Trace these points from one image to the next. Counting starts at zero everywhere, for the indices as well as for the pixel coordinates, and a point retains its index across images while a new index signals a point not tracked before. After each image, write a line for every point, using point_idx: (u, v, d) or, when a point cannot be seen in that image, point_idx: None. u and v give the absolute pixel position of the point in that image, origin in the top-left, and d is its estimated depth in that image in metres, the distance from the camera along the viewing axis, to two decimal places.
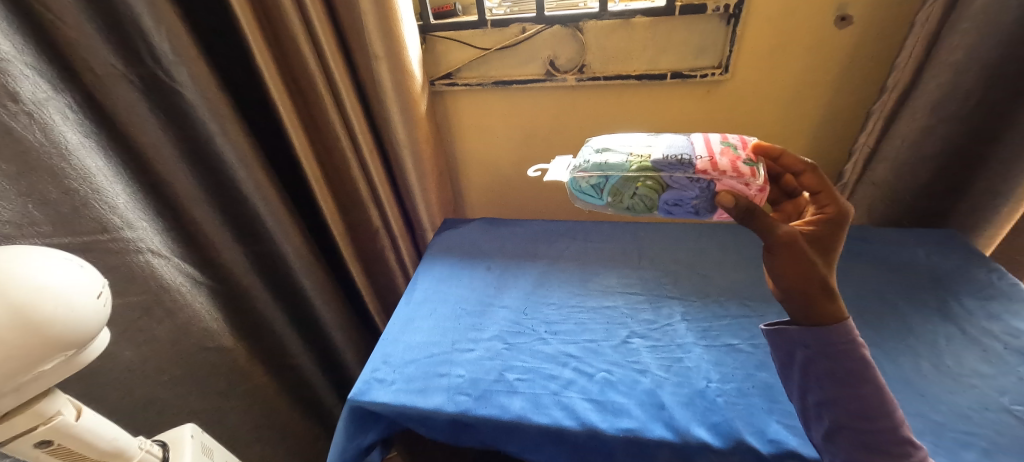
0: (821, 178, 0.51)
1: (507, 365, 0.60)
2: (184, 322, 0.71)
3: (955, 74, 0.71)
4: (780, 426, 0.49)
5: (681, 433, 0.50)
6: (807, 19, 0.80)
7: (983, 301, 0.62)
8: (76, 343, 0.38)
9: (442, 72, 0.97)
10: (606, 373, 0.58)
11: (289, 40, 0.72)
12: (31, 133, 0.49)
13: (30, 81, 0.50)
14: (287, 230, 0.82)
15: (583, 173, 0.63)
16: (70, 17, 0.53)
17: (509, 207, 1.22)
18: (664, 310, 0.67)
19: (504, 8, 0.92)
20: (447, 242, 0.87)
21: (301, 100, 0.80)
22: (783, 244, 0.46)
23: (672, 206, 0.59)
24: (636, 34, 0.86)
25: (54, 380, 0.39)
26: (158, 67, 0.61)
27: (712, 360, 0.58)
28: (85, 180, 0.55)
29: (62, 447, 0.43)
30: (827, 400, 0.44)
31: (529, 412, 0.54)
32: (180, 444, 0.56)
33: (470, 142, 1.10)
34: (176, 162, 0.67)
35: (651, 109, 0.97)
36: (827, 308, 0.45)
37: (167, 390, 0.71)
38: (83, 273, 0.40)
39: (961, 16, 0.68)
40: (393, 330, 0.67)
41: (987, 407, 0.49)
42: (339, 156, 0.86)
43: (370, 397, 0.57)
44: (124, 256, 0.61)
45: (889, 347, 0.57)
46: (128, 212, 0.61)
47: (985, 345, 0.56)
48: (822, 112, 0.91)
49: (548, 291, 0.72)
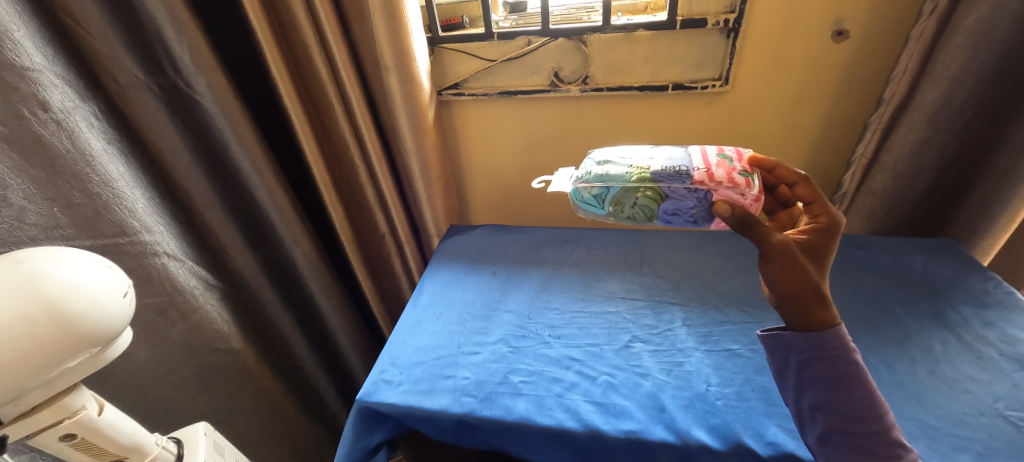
0: (814, 189, 0.54)
1: (511, 368, 0.61)
2: (196, 323, 0.73)
3: (950, 88, 0.73)
4: (778, 430, 0.51)
5: (681, 436, 0.51)
6: (805, 33, 0.83)
7: (979, 309, 0.63)
8: (101, 340, 0.39)
9: (450, 83, 1.00)
10: (608, 376, 0.59)
11: (304, 52, 0.75)
12: (58, 140, 0.52)
13: (60, 91, 0.52)
14: (297, 235, 0.84)
15: (585, 184, 0.64)
16: (97, 30, 0.56)
17: (514, 215, 1.24)
18: (665, 315, 0.68)
19: (510, 21, 0.95)
20: (453, 248, 0.89)
21: (313, 109, 0.83)
22: (777, 253, 0.48)
23: (672, 215, 0.60)
24: (638, 47, 0.88)
25: (80, 376, 0.41)
26: (178, 76, 0.63)
27: (712, 364, 0.60)
28: (107, 185, 0.57)
29: (85, 441, 0.45)
30: (820, 404, 0.45)
31: (532, 414, 0.55)
32: (194, 441, 0.57)
33: (475, 150, 1.13)
34: (193, 168, 0.69)
35: (653, 120, 0.99)
36: (819, 315, 0.47)
37: (179, 391, 0.72)
38: (111, 273, 0.42)
39: (955, 32, 0.70)
40: (401, 333, 0.69)
41: (982, 412, 0.50)
42: (349, 163, 0.88)
43: (378, 398, 0.58)
44: (141, 258, 0.63)
45: (886, 353, 0.58)
46: (146, 216, 0.64)
47: (980, 352, 0.57)
48: (820, 123, 0.93)
49: (551, 297, 0.74)
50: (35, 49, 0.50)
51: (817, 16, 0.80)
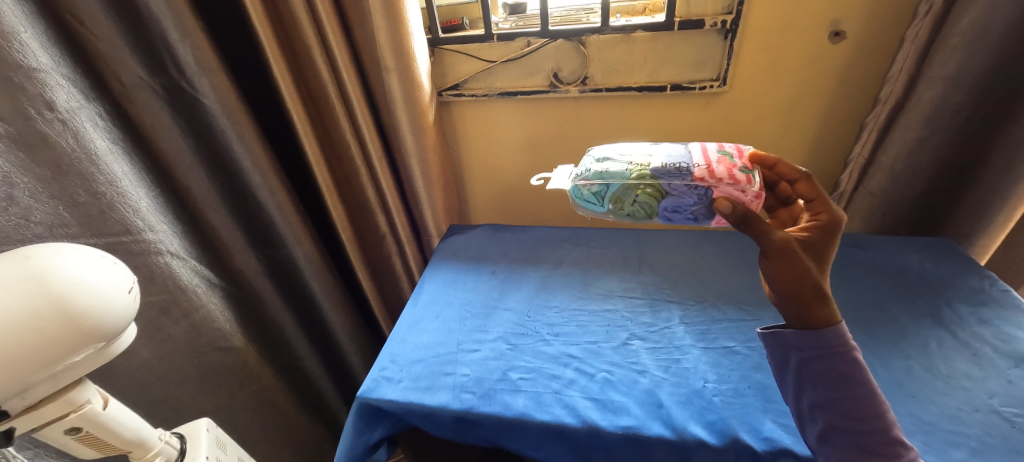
0: (815, 185, 0.55)
1: (510, 365, 0.62)
2: (198, 322, 0.74)
3: (946, 88, 0.73)
4: (774, 425, 0.51)
5: (679, 431, 0.51)
6: (802, 34, 0.83)
7: (975, 307, 0.64)
8: (106, 336, 0.40)
9: (450, 83, 1.01)
10: (606, 373, 0.60)
11: (305, 53, 0.76)
12: (63, 139, 0.53)
13: (66, 91, 0.53)
14: (298, 234, 0.85)
15: (584, 182, 0.65)
16: (102, 32, 0.57)
17: (514, 214, 1.24)
18: (663, 313, 0.69)
19: (510, 22, 0.96)
20: (453, 247, 0.89)
21: (315, 110, 0.84)
22: (777, 250, 0.48)
23: (672, 212, 0.61)
24: (637, 47, 0.89)
25: (86, 370, 0.41)
26: (182, 78, 0.64)
27: (710, 361, 0.60)
28: (111, 184, 0.58)
29: (90, 435, 0.46)
30: (820, 402, 0.46)
31: (530, 410, 0.55)
32: (197, 436, 0.58)
33: (475, 150, 1.13)
34: (195, 168, 0.70)
35: (652, 120, 1.00)
36: (821, 313, 0.47)
37: (181, 388, 0.73)
38: (116, 269, 0.42)
39: (951, 32, 0.71)
40: (401, 331, 0.70)
41: (976, 408, 0.50)
42: (350, 163, 0.89)
43: (379, 394, 0.59)
44: (145, 256, 0.64)
45: (882, 350, 0.59)
46: (150, 215, 0.64)
47: (975, 349, 0.58)
48: (818, 123, 0.94)
49: (550, 295, 0.74)
50: (41, 51, 0.50)
51: (814, 17, 0.81)
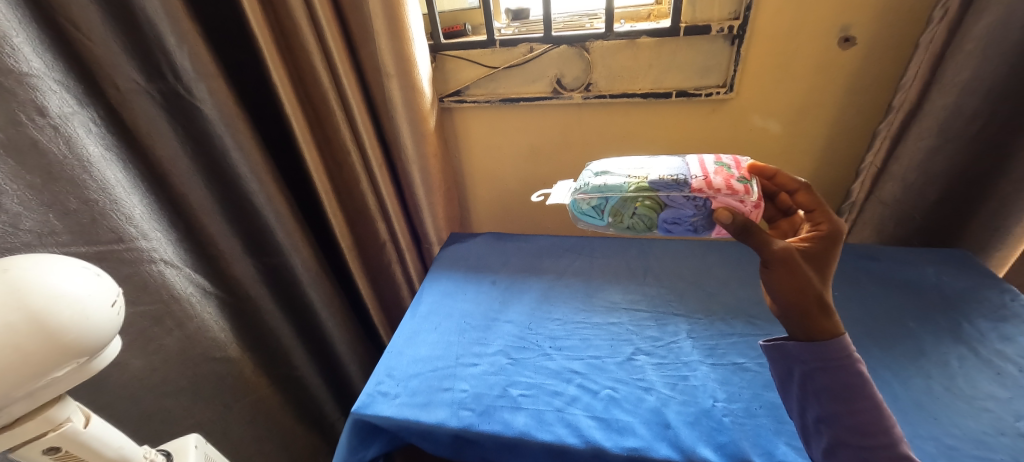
0: (815, 196, 0.54)
1: (510, 380, 0.60)
2: (191, 332, 0.72)
3: (961, 95, 0.71)
4: (788, 449, 0.49)
5: (686, 453, 0.49)
6: (810, 41, 0.82)
7: (995, 323, 0.61)
8: (88, 350, 0.38)
9: (452, 90, 0.99)
10: (611, 391, 0.57)
11: (305, 59, 0.75)
12: (56, 146, 0.51)
13: (58, 97, 0.52)
14: (296, 242, 0.83)
15: (584, 195, 0.63)
16: (97, 35, 0.56)
17: (516, 222, 1.22)
18: (669, 327, 0.66)
19: (513, 28, 0.95)
20: (453, 255, 0.87)
21: (314, 116, 0.83)
22: (779, 260, 0.46)
23: (672, 224, 0.59)
24: (641, 53, 0.87)
25: (66, 387, 0.39)
26: (180, 83, 0.63)
27: (719, 378, 0.58)
28: (104, 191, 0.57)
29: (69, 454, 0.44)
30: (825, 416, 0.43)
31: (532, 429, 0.53)
32: (184, 453, 0.56)
33: (477, 156, 1.12)
34: (192, 175, 0.69)
35: (658, 127, 0.98)
36: (823, 324, 0.45)
37: (173, 401, 0.71)
38: (99, 281, 0.41)
39: (966, 38, 0.69)
40: (398, 343, 0.68)
41: (1002, 432, 0.48)
42: (349, 169, 0.88)
43: (374, 411, 0.57)
44: (137, 264, 0.62)
45: (900, 368, 0.56)
46: (144, 222, 0.63)
47: (999, 368, 0.55)
48: (826, 131, 0.92)
49: (552, 307, 0.72)
50: (34, 55, 0.49)
51: (821, 23, 0.79)
